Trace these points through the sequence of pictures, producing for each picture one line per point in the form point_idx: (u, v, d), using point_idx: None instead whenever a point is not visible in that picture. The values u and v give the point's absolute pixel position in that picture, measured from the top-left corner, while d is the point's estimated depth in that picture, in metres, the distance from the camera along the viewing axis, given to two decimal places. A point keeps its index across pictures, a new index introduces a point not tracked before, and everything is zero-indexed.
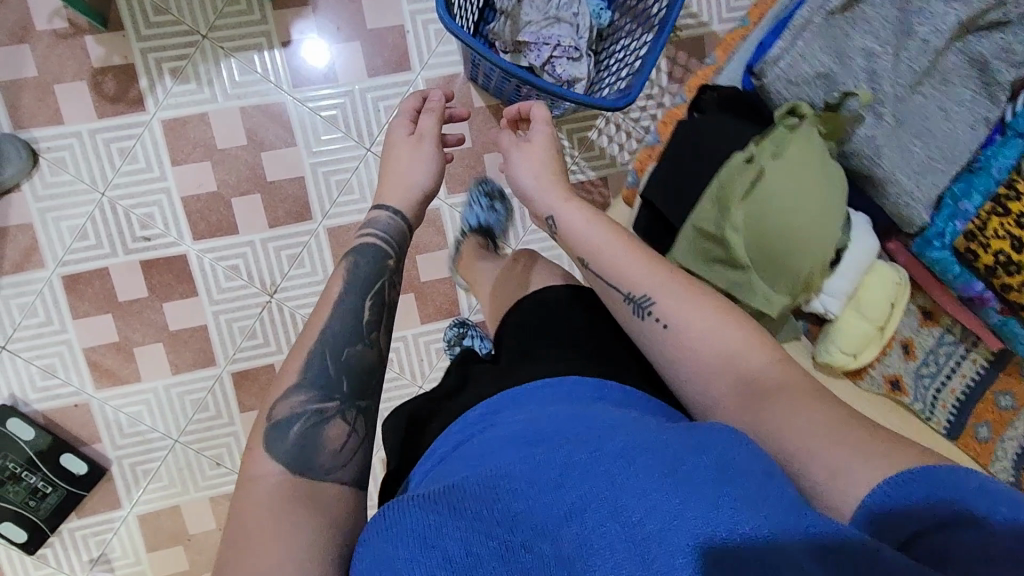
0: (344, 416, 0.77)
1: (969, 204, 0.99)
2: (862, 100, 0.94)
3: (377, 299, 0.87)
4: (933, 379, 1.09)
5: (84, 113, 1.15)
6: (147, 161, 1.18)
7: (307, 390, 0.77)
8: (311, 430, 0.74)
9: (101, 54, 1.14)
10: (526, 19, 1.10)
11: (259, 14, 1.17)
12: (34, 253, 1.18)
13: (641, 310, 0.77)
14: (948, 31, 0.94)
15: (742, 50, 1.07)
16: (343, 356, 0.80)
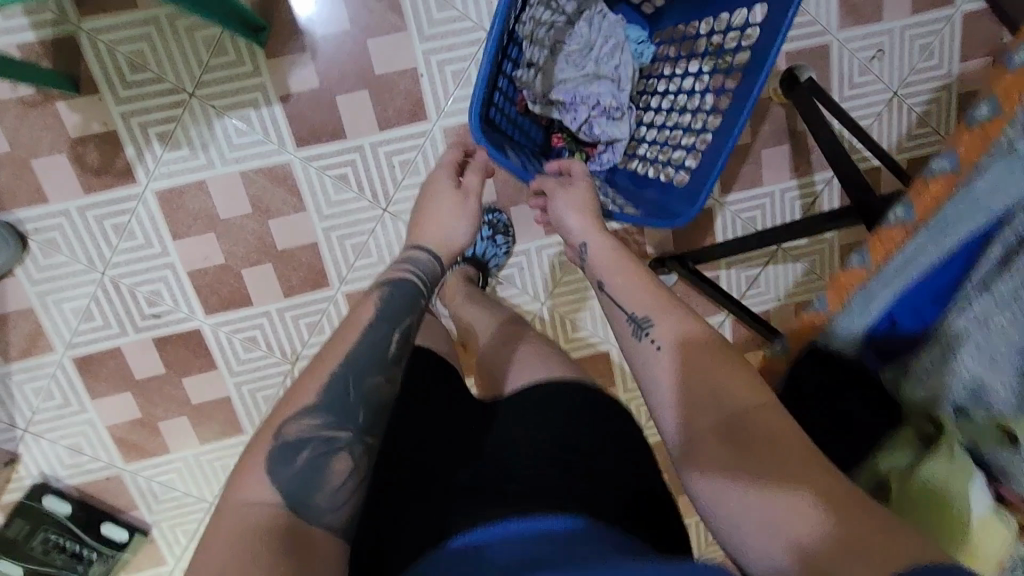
0: (350, 451, 0.67)
1: None
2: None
3: (405, 334, 0.76)
4: None
5: (68, 189, 1.03)
6: (146, 237, 1.08)
7: (323, 414, 0.67)
8: (315, 462, 0.65)
9: (78, 122, 1.01)
10: (561, 73, 0.96)
11: (251, 64, 1.01)
12: (40, 338, 1.11)
13: (641, 330, 0.71)
14: None
15: (872, 307, 0.62)
16: (364, 386, 0.70)
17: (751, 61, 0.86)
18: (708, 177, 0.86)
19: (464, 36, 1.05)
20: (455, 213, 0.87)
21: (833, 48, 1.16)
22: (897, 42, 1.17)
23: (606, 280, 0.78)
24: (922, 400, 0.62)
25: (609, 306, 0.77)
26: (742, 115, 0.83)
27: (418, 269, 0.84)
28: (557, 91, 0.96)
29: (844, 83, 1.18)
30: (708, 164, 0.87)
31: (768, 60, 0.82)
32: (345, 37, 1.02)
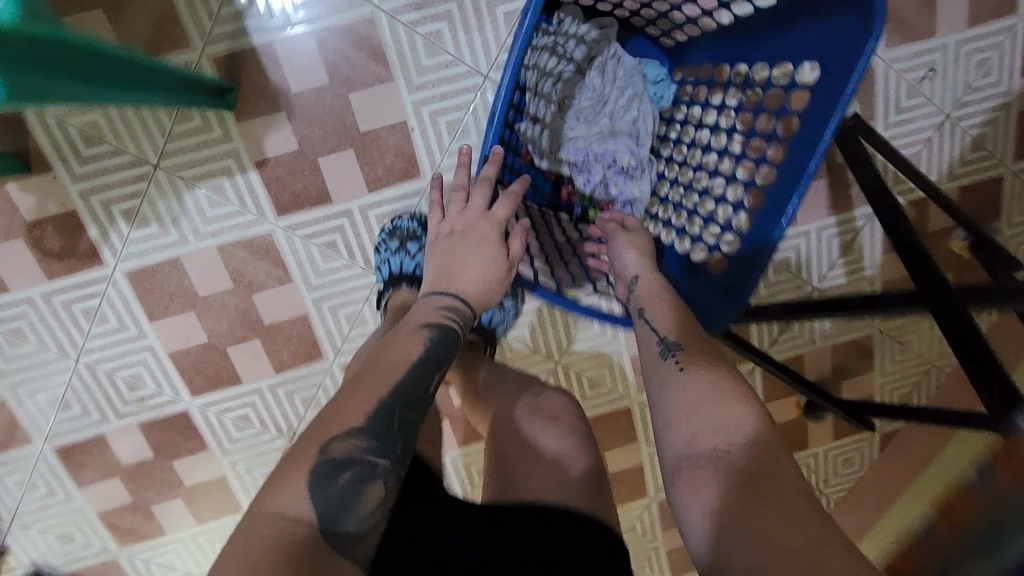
0: (386, 481, 0.61)
1: None
2: None
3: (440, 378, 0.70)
4: None
5: (30, 276, 0.94)
6: (120, 320, 0.98)
7: (369, 437, 0.61)
8: (356, 486, 0.58)
9: (33, 203, 0.90)
10: (571, 130, 0.85)
11: (220, 129, 0.90)
12: (16, 430, 1.03)
13: (669, 353, 0.71)
14: None
15: None
16: (405, 422, 0.64)
17: (802, 131, 0.69)
18: (749, 267, 0.73)
19: (459, 82, 0.92)
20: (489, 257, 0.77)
21: (877, 69, 1.02)
22: (951, 58, 1.03)
23: (647, 309, 0.76)
24: None
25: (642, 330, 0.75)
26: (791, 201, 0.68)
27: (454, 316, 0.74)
28: (567, 151, 0.85)
29: (890, 108, 1.04)
30: (751, 252, 0.73)
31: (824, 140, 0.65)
32: (324, 92, 0.90)
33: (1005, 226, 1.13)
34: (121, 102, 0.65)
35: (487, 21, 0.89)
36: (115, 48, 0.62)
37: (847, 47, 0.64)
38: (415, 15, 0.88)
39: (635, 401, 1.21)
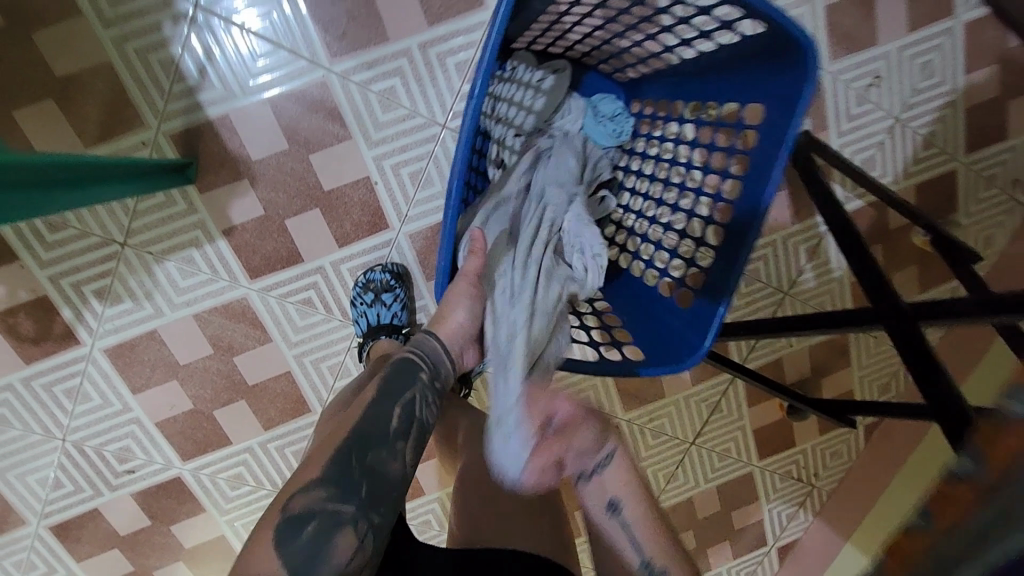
0: (357, 528, 0.56)
1: None
2: None
3: (407, 414, 0.64)
4: None
5: (8, 363, 0.94)
6: (103, 396, 0.99)
7: (327, 486, 0.57)
8: (321, 537, 0.54)
9: (3, 293, 0.90)
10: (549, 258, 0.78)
11: (184, 203, 0.91)
12: (9, 513, 1.03)
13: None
14: None
15: None
16: (367, 459, 0.59)
17: (751, 170, 0.70)
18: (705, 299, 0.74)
19: (416, 134, 0.93)
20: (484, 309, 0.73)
21: (825, 81, 1.04)
22: (894, 64, 1.05)
23: (620, 503, 0.69)
24: None
25: (615, 535, 0.69)
26: (753, 225, 0.68)
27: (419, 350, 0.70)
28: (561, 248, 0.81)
29: (841, 117, 1.07)
30: (718, 281, 0.73)
31: (772, 181, 0.67)
32: (283, 156, 0.91)
33: (962, 218, 1.16)
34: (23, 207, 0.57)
35: (439, 72, 0.90)
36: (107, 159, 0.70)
37: (792, 95, 0.65)
38: (366, 73, 0.89)
39: (622, 420, 1.23)
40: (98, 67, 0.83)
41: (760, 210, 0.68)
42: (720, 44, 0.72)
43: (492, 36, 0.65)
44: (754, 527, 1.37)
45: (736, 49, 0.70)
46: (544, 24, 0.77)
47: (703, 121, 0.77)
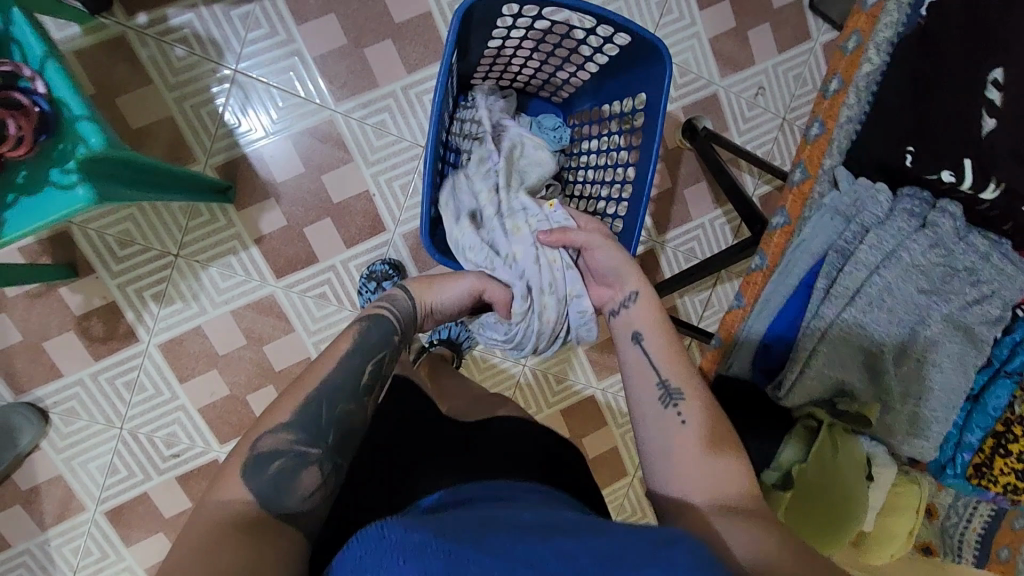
0: (322, 466, 0.66)
1: (972, 436, 0.79)
2: (900, 307, 0.69)
3: (377, 365, 0.76)
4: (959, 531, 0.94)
5: (81, 361, 1.14)
6: (156, 386, 1.18)
7: (297, 430, 0.66)
8: (289, 473, 0.63)
9: (81, 300, 1.12)
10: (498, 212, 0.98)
11: (224, 219, 1.15)
12: (71, 501, 1.19)
13: (669, 400, 0.74)
14: (893, 236, 0.69)
15: (822, 211, 0.71)
16: (337, 409, 0.70)
17: (643, 139, 0.97)
18: (627, 238, 0.99)
19: (403, 155, 1.20)
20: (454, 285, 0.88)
21: (720, 93, 1.33)
22: (772, 78, 1.35)
23: (644, 334, 0.81)
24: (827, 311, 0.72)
25: (635, 361, 0.79)
26: (648, 173, 0.94)
27: (395, 309, 0.81)
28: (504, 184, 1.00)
29: (738, 120, 1.35)
30: (632, 213, 0.98)
31: (654, 146, 0.93)
32: (301, 178, 1.17)
33: None
34: (120, 198, 0.78)
35: (418, 107, 1.18)
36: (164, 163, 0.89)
37: (663, 80, 0.91)
38: (363, 111, 1.16)
39: (597, 389, 1.40)
40: (163, 120, 1.10)
41: (653, 163, 0.94)
42: (610, 56, 0.98)
43: (443, 59, 0.88)
44: None
45: (623, 57, 0.96)
46: (489, 60, 1.03)
47: (614, 114, 1.03)
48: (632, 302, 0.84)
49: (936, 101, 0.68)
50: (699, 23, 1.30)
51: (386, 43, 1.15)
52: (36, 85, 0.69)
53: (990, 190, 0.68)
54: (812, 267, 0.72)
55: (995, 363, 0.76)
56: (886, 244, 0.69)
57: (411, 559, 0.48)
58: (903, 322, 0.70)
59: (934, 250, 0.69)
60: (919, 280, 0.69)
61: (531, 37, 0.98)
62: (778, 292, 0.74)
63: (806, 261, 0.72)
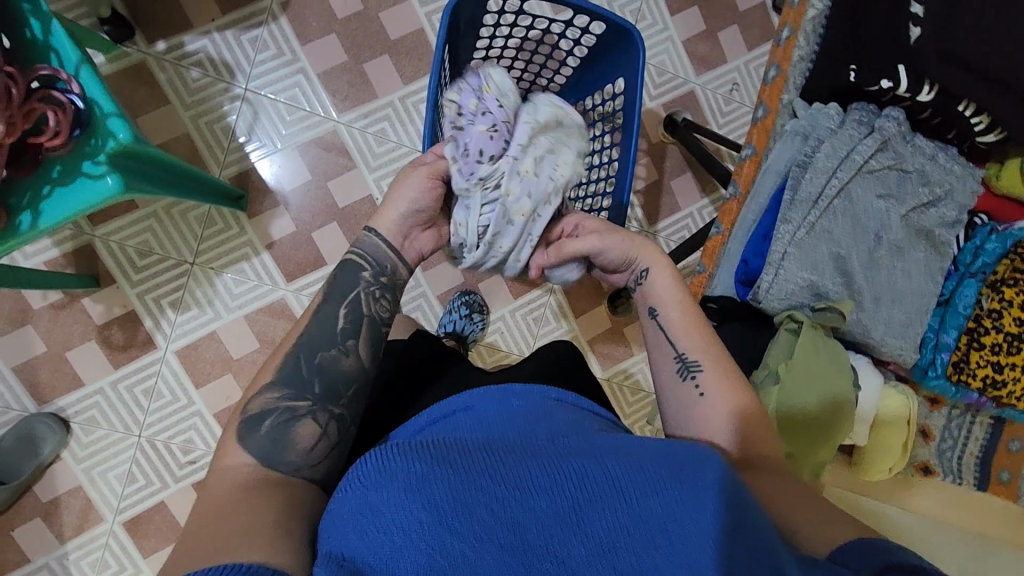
0: (316, 418, 0.71)
1: (948, 336, 0.94)
2: (858, 210, 0.86)
3: (353, 309, 0.78)
4: (955, 451, 1.05)
5: (101, 370, 1.18)
6: (172, 392, 1.21)
7: (282, 387, 0.72)
8: (281, 426, 0.70)
9: (102, 310, 1.18)
10: (511, 162, 0.81)
11: (237, 227, 1.22)
12: (90, 511, 1.19)
13: (687, 372, 0.77)
14: (846, 155, 0.85)
15: (785, 138, 0.88)
16: (316, 360, 0.74)
17: (625, 119, 1.03)
18: (616, 208, 1.04)
19: (404, 160, 1.28)
20: (421, 189, 0.79)
21: (697, 90, 1.42)
22: (744, 74, 1.44)
23: (659, 308, 0.82)
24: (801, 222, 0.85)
25: (654, 336, 0.81)
26: (631, 147, 1.00)
27: (365, 252, 0.80)
28: (525, 115, 0.87)
29: (717, 114, 1.43)
30: (621, 184, 1.02)
31: (635, 122, 0.99)
32: (309, 185, 1.24)
33: None
34: (143, 190, 0.84)
35: (415, 114, 1.27)
36: (185, 164, 0.95)
37: (638, 62, 0.98)
38: (364, 121, 1.25)
39: (602, 379, 1.42)
40: (180, 137, 1.19)
41: (635, 137, 1.00)
42: (588, 47, 1.05)
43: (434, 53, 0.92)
44: None
45: (601, 46, 1.03)
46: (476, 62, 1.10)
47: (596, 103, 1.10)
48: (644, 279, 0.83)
49: (867, 32, 0.85)
50: (671, 27, 1.40)
51: (383, 58, 1.24)
52: (70, 86, 0.76)
53: (927, 91, 0.85)
54: (778, 184, 0.89)
55: (960, 269, 0.94)
56: (843, 157, 0.85)
57: (415, 491, 0.54)
58: (861, 222, 0.86)
59: (891, 162, 0.87)
60: (876, 188, 0.87)
61: (512, 40, 1.03)
62: (750, 209, 0.90)
63: (770, 179, 0.89)
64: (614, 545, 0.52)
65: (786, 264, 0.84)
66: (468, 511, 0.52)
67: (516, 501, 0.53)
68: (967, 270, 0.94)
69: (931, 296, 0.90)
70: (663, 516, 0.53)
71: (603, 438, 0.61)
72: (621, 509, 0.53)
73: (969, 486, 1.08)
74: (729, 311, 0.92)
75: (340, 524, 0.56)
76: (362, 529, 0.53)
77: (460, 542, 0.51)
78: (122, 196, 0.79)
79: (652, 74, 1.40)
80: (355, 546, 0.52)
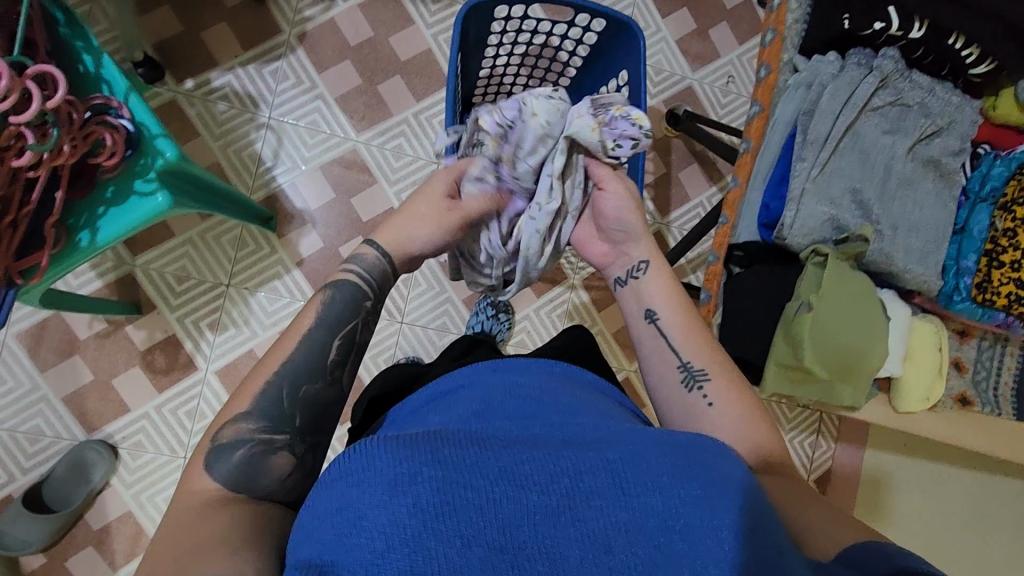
0: (291, 449, 0.67)
1: (969, 260, 0.99)
2: (864, 148, 0.93)
3: (346, 338, 0.74)
4: (989, 382, 1.06)
5: (146, 394, 1.22)
6: (214, 412, 1.24)
7: (257, 419, 0.67)
8: (253, 458, 0.65)
9: (144, 336, 1.23)
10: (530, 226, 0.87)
11: (268, 247, 1.27)
12: (141, 537, 1.20)
13: (693, 381, 0.77)
14: (848, 97, 0.92)
15: (792, 89, 0.95)
16: (300, 392, 0.70)
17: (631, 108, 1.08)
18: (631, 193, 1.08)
19: (421, 172, 1.33)
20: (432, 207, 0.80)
21: (695, 85, 1.48)
22: (738, 66, 1.51)
23: (658, 312, 0.83)
24: (818, 163, 0.91)
25: (651, 337, 0.82)
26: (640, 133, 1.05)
27: (364, 269, 0.77)
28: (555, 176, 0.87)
29: (716, 105, 1.50)
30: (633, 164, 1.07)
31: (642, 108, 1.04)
32: (333, 203, 1.30)
33: None
34: (186, 206, 0.89)
35: (429, 128, 1.33)
36: (218, 182, 1.00)
37: (635, 52, 1.04)
38: (381, 138, 1.32)
39: (631, 370, 1.44)
40: (210, 166, 1.26)
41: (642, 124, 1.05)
42: (591, 44, 1.11)
43: (449, 60, 0.99)
44: None
45: (604, 41, 1.10)
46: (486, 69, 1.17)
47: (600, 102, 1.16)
48: (643, 272, 0.86)
49: None
50: (664, 29, 1.48)
51: (395, 79, 1.32)
52: (121, 112, 0.81)
53: (917, 30, 0.92)
54: (788, 137, 0.95)
55: (973, 196, 1.00)
56: (847, 99, 0.92)
57: (399, 493, 0.51)
58: (867, 159, 0.93)
59: (891, 99, 0.94)
60: (875, 129, 0.93)
61: (519, 44, 1.09)
62: (764, 159, 0.96)
63: (780, 131, 0.95)
64: (608, 544, 0.50)
65: (811, 201, 0.90)
66: (455, 513, 0.50)
67: (508, 499, 0.51)
68: (979, 195, 1.00)
69: (947, 222, 0.97)
70: (665, 514, 0.51)
71: (606, 428, 0.60)
72: (620, 506, 0.51)
73: (1009, 416, 1.06)
74: (754, 254, 0.96)
75: (318, 524, 0.53)
76: (342, 526, 0.51)
77: (444, 545, 0.49)
78: (170, 211, 0.85)
79: (650, 74, 1.47)
80: (333, 550, 0.50)
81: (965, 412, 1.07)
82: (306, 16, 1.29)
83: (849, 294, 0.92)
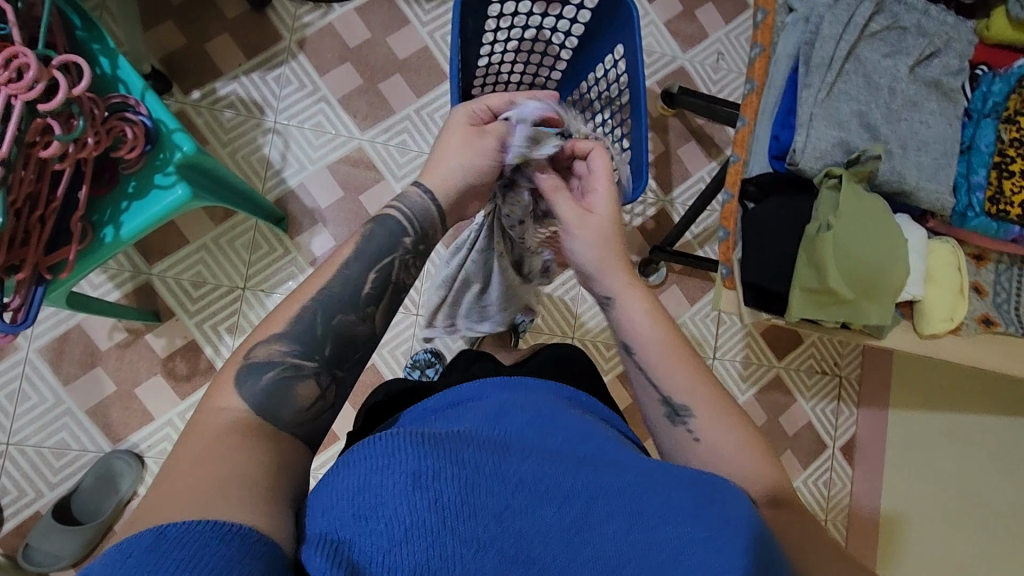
0: (318, 378, 0.61)
1: (979, 175, 1.02)
2: (863, 72, 0.97)
3: (381, 276, 0.67)
4: (1010, 303, 1.06)
5: (168, 401, 1.22)
6: None
7: (289, 341, 0.61)
8: (279, 382, 0.58)
9: (164, 343, 1.23)
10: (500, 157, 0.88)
11: (280, 247, 1.28)
12: None
13: (677, 418, 0.70)
14: (848, 22, 0.96)
15: (788, 31, 0.99)
16: (334, 321, 0.63)
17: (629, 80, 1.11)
18: (637, 161, 1.10)
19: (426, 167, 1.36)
20: (478, 154, 0.77)
21: (686, 63, 1.52)
22: (727, 43, 1.54)
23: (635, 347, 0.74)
24: (824, 87, 0.94)
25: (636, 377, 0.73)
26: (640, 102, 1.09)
27: (410, 210, 0.72)
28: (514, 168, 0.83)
29: (708, 82, 1.53)
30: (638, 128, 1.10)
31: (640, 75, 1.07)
32: (341, 201, 1.31)
33: None
34: (202, 199, 0.91)
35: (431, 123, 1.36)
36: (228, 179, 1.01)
37: (626, 26, 1.08)
38: (384, 135, 1.34)
39: None
40: None
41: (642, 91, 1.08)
42: (584, 23, 1.14)
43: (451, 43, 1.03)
44: (806, 430, 1.46)
45: (596, 19, 1.13)
46: None
47: (594, 81, 1.18)
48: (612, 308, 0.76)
49: None
50: (652, 12, 1.51)
51: (395, 77, 1.35)
52: (139, 109, 0.83)
53: None
54: (790, 72, 0.98)
55: (976, 114, 1.04)
56: (845, 26, 0.96)
57: (420, 484, 0.45)
58: (867, 83, 0.97)
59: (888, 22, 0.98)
60: (872, 56, 0.98)
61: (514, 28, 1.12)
62: (769, 95, 0.99)
63: (783, 65, 0.99)
64: (619, 568, 0.46)
65: (823, 120, 0.93)
66: (475, 513, 0.45)
67: (523, 511, 0.47)
68: (981, 113, 1.04)
69: (950, 139, 1.01)
70: (677, 551, 0.47)
71: (621, 453, 0.56)
72: (634, 532, 0.48)
73: None
74: (768, 187, 0.97)
75: (327, 501, 0.47)
76: (357, 506, 0.45)
77: (460, 545, 0.44)
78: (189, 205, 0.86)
79: None
80: (347, 528, 0.44)
81: (990, 332, 1.06)
82: (305, 22, 1.33)
83: (866, 212, 0.95)
